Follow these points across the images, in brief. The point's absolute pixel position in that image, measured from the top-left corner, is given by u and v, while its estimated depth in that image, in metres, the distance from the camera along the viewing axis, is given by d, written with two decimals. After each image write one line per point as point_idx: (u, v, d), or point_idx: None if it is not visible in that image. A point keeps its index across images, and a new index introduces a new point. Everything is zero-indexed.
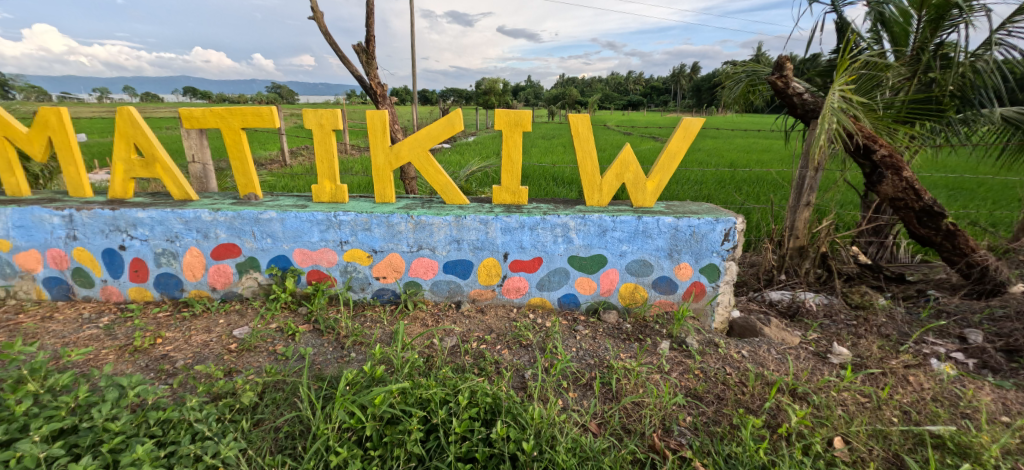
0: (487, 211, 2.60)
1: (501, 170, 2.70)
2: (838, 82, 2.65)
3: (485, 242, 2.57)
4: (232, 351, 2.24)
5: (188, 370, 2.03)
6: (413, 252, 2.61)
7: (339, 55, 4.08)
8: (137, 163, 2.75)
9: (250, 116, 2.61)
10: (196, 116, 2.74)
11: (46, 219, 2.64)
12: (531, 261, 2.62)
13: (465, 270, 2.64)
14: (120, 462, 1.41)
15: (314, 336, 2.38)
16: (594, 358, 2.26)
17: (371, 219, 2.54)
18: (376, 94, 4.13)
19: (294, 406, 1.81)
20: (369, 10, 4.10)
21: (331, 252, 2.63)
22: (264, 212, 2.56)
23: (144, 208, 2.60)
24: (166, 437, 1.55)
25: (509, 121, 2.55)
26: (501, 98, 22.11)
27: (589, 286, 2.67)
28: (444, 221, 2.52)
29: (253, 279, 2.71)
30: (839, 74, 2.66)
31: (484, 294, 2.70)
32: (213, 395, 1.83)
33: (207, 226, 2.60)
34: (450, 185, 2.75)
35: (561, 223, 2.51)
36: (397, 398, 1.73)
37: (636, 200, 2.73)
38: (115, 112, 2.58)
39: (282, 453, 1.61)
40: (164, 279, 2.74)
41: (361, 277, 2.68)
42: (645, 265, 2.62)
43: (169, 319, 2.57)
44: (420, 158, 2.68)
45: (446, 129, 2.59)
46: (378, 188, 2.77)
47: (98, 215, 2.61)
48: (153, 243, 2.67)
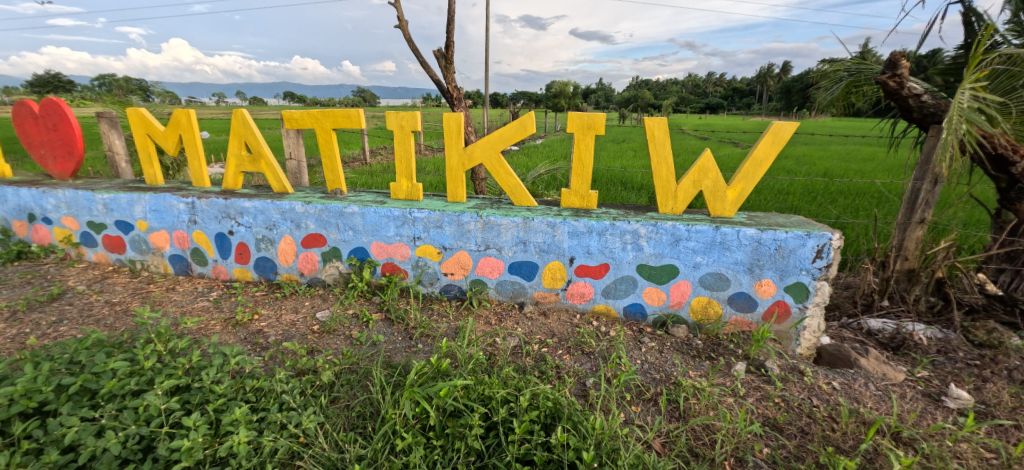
0: (556, 214, 2.59)
1: (572, 174, 2.69)
2: (967, 79, 2.31)
3: (552, 245, 2.56)
4: (315, 332, 2.45)
5: (278, 346, 2.26)
6: (480, 251, 2.67)
7: (420, 60, 4.30)
8: (247, 158, 3.11)
9: (341, 118, 2.84)
10: (296, 118, 3.04)
11: (174, 204, 3.08)
12: (598, 267, 2.56)
13: (530, 272, 2.65)
14: (221, 421, 1.59)
15: (385, 325, 2.53)
16: (659, 373, 2.16)
17: (443, 217, 2.64)
18: (452, 97, 4.30)
19: (366, 388, 1.94)
20: (450, 18, 4.30)
21: (405, 246, 2.77)
22: (348, 206, 2.77)
23: (249, 198, 2.93)
24: (259, 403, 1.73)
25: (583, 125, 2.53)
26: (571, 100, 21.94)
27: (658, 297, 2.55)
28: (512, 222, 2.55)
29: (335, 267, 2.94)
30: (970, 71, 2.33)
31: (548, 297, 2.68)
32: (297, 370, 2.02)
33: (299, 216, 2.87)
34: (519, 187, 2.77)
35: (631, 230, 2.43)
36: (461, 392, 1.78)
37: (714, 209, 2.55)
38: (232, 114, 2.94)
39: (354, 431, 1.72)
40: (262, 263, 3.06)
41: (431, 272, 2.79)
42: (721, 279, 2.45)
43: (264, 298, 2.88)
44: (491, 159, 2.74)
45: (518, 132, 2.62)
46: (451, 187, 2.87)
47: (214, 203, 2.99)
48: (255, 230, 2.99)
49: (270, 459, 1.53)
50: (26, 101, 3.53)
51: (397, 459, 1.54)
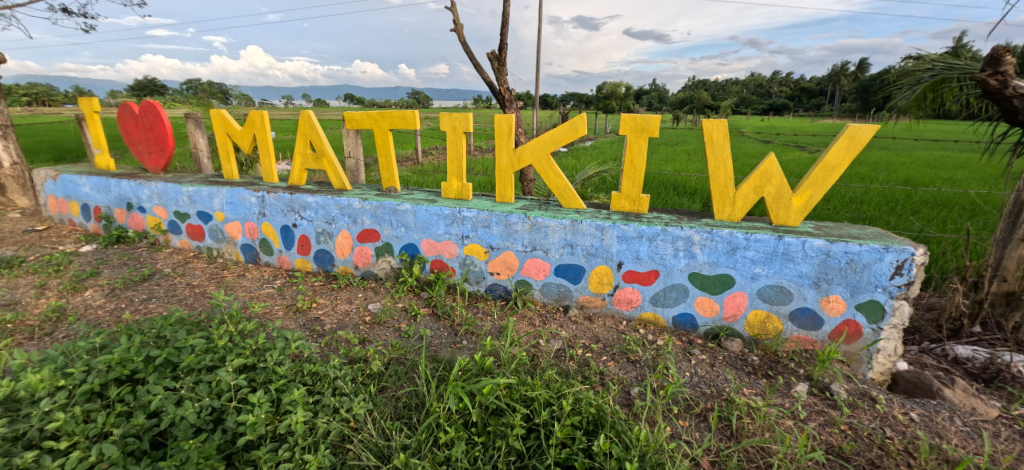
0: (605, 217, 2.54)
1: (623, 177, 2.63)
2: None
3: (600, 249, 2.51)
4: (366, 323, 2.57)
5: (333, 334, 2.39)
6: (527, 252, 2.67)
7: (474, 62, 4.38)
8: (311, 156, 3.32)
9: (398, 119, 2.96)
10: (357, 119, 3.20)
11: (247, 198, 3.35)
12: (647, 274, 2.48)
13: (576, 275, 2.62)
14: (282, 401, 1.71)
15: (432, 320, 2.60)
16: (710, 387, 2.06)
17: (491, 217, 2.67)
18: (504, 99, 4.35)
19: (412, 380, 2.00)
20: (504, 21, 4.35)
21: (453, 244, 2.83)
22: (401, 204, 2.87)
23: (312, 194, 3.12)
24: (315, 386, 1.84)
25: (636, 127, 2.47)
26: (623, 102, 21.46)
27: (711, 308, 2.43)
28: (560, 224, 2.54)
29: (387, 262, 3.06)
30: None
31: (594, 302, 2.64)
32: (350, 358, 2.12)
33: (356, 212, 3.02)
34: (568, 190, 2.75)
35: (684, 236, 2.34)
36: (504, 391, 1.78)
37: (776, 217, 2.40)
38: (299, 116, 3.15)
39: (400, 420, 1.78)
40: (321, 255, 3.25)
41: (477, 271, 2.84)
42: (783, 293, 2.29)
43: (322, 288, 3.05)
44: (541, 161, 2.74)
45: (569, 133, 2.60)
46: (499, 188, 2.90)
47: (282, 198, 3.22)
48: (316, 224, 3.19)
49: (323, 439, 1.62)
50: (128, 103, 3.98)
51: (439, 452, 1.58)
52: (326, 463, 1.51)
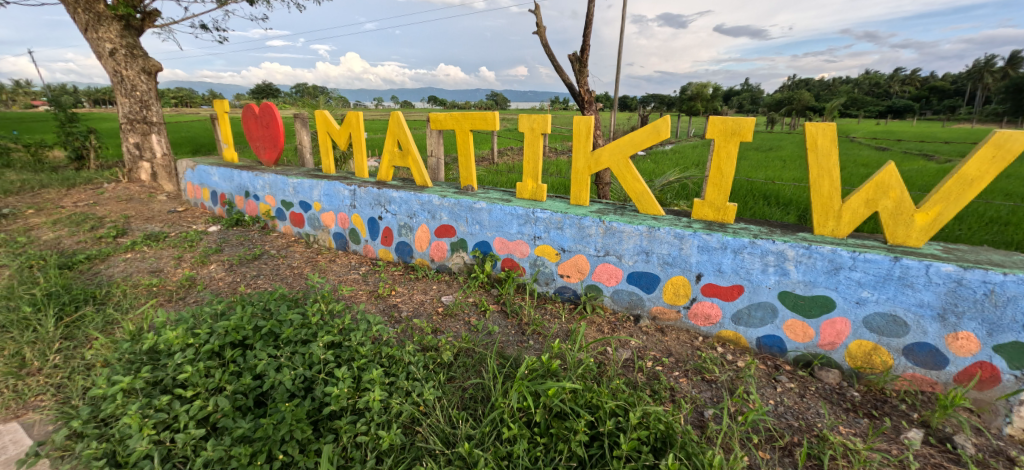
0: (685, 225, 2.41)
1: (708, 183, 2.48)
2: None
3: (678, 258, 2.39)
4: (439, 313, 2.70)
5: (409, 321, 2.55)
6: (599, 256, 2.62)
7: (555, 64, 4.39)
8: (398, 154, 3.55)
9: (479, 121, 3.06)
10: (440, 120, 3.36)
11: (341, 191, 3.68)
12: (729, 288, 2.31)
13: (650, 284, 2.52)
14: (362, 378, 1.84)
15: (500, 317, 2.66)
16: (798, 420, 1.86)
17: (565, 219, 2.66)
18: (583, 101, 4.31)
19: (479, 373, 2.07)
20: (588, 22, 4.31)
21: (525, 244, 2.86)
22: (477, 202, 2.96)
23: (397, 189, 3.34)
24: (391, 368, 1.96)
25: (726, 130, 2.31)
26: (710, 103, 20.12)
27: (805, 333, 2.19)
28: (636, 230, 2.45)
29: (460, 257, 3.18)
30: None
31: (668, 314, 2.51)
32: (423, 345, 2.25)
33: (435, 208, 3.18)
34: (646, 194, 2.65)
35: (775, 251, 2.14)
36: (569, 395, 1.76)
37: (892, 235, 2.11)
38: (390, 116, 3.39)
39: (466, 410, 1.83)
40: (402, 246, 3.47)
41: (547, 272, 2.84)
42: (896, 323, 2.00)
43: (401, 277, 3.26)
44: (619, 164, 2.67)
45: (650, 136, 2.50)
46: (575, 190, 2.88)
47: (370, 192, 3.48)
48: (399, 218, 3.40)
49: (396, 419, 1.73)
50: (251, 105, 4.56)
51: (502, 447, 1.59)
52: (397, 441, 1.61)
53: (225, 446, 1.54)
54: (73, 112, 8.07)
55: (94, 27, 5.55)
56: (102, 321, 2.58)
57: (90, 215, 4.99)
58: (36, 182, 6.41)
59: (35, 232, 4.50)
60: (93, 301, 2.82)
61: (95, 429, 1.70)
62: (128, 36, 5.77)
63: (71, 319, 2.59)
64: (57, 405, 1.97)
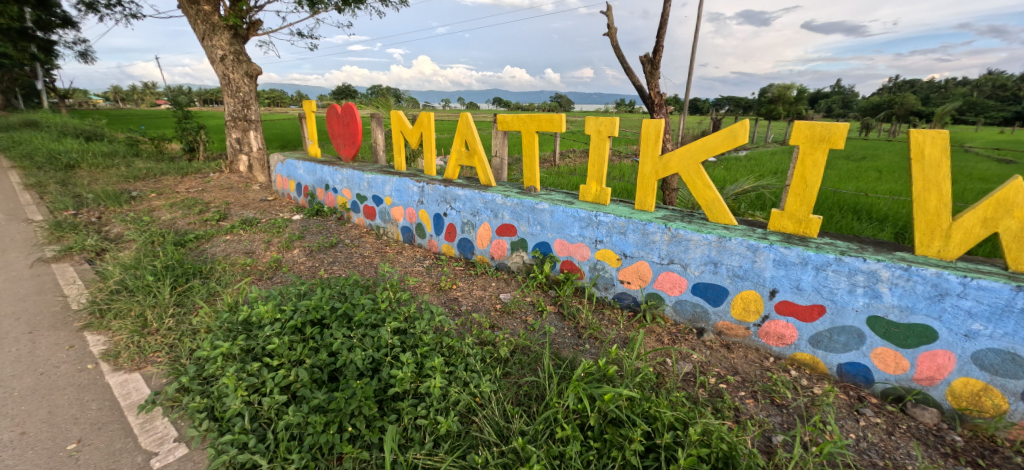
0: (760, 237, 2.26)
1: (789, 193, 2.31)
2: None
3: (750, 272, 2.25)
4: (497, 310, 2.77)
5: (468, 315, 2.64)
6: (663, 264, 2.53)
7: (625, 66, 4.31)
8: (465, 154, 3.68)
9: (546, 122, 3.09)
10: (507, 121, 3.43)
11: (410, 187, 3.88)
12: (808, 308, 2.14)
13: (717, 296, 2.40)
14: (424, 365, 1.94)
15: (557, 318, 2.67)
16: (884, 459, 1.69)
17: (628, 224, 2.61)
18: (653, 103, 4.18)
19: (534, 372, 2.09)
20: (662, 23, 4.17)
21: (586, 247, 2.85)
22: (539, 203, 2.99)
23: (462, 188, 3.47)
24: (451, 358, 2.05)
25: (813, 136, 2.14)
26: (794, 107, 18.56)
27: (898, 364, 1.97)
28: (704, 239, 2.35)
29: (520, 257, 3.23)
30: None
31: (735, 330, 2.38)
32: (481, 339, 2.32)
33: (498, 207, 3.25)
34: (718, 202, 2.52)
35: (866, 270, 1.95)
36: (625, 403, 1.73)
37: (1015, 260, 1.84)
38: (459, 117, 3.51)
39: (520, 406, 1.86)
40: (464, 243, 3.59)
41: (607, 277, 2.80)
42: (1014, 363, 1.75)
43: (462, 273, 3.38)
44: (689, 170, 2.57)
45: (726, 141, 2.37)
46: (640, 195, 2.80)
47: (437, 189, 3.64)
48: (463, 215, 3.53)
49: (453, 406, 1.80)
50: (334, 105, 4.94)
51: (555, 446, 1.60)
52: (454, 428, 1.68)
53: (303, 413, 1.71)
54: (188, 109, 9.22)
55: (209, 36, 6.31)
56: (205, 293, 2.94)
57: (199, 200, 5.69)
58: (158, 170, 7.43)
59: (156, 213, 5.23)
60: (199, 275, 3.23)
61: (199, 386, 1.96)
62: (236, 44, 6.50)
63: (182, 288, 2.99)
64: (169, 362, 2.29)
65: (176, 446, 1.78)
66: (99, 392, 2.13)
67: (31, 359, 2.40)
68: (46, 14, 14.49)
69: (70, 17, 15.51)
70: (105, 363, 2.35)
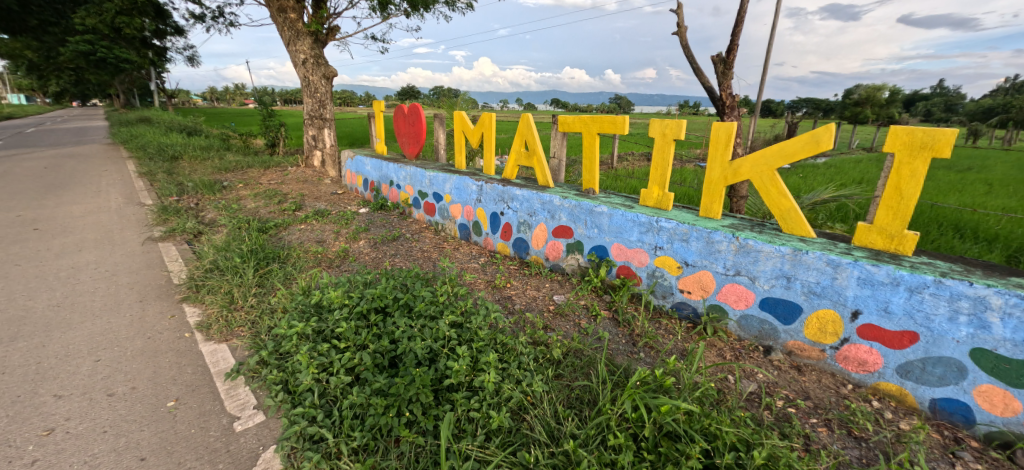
0: (842, 252, 2.08)
1: (879, 204, 2.10)
2: None
3: (828, 289, 2.07)
4: (550, 311, 2.77)
5: (522, 314, 2.66)
6: (728, 275, 2.40)
7: (695, 66, 4.13)
8: (523, 154, 3.71)
9: (608, 124, 3.04)
10: (568, 122, 3.42)
11: (470, 186, 3.98)
12: (896, 334, 1.93)
13: (789, 314, 2.23)
14: (479, 359, 1.99)
15: (611, 324, 2.62)
16: None
17: (692, 231, 2.50)
18: (724, 105, 3.97)
19: (587, 376, 2.07)
20: (738, 21, 3.95)
21: (644, 253, 2.76)
22: (598, 206, 2.95)
23: (520, 188, 3.50)
24: (504, 355, 2.08)
25: (912, 143, 1.93)
26: None
27: (1007, 405, 1.74)
28: (777, 251, 2.19)
29: (575, 259, 3.20)
30: None
31: (808, 351, 2.20)
32: (534, 339, 2.34)
33: (555, 208, 3.25)
34: (794, 212, 2.35)
35: (972, 296, 1.73)
36: (683, 417, 1.66)
37: None
38: (520, 117, 3.55)
39: (571, 409, 1.85)
40: (519, 242, 3.62)
41: (666, 285, 2.70)
42: None
43: (516, 272, 3.41)
44: (762, 176, 2.42)
45: (807, 147, 2.20)
46: (705, 202, 2.68)
47: (496, 189, 3.71)
48: (519, 215, 3.56)
49: (505, 403, 1.83)
50: (402, 105, 5.18)
51: (606, 453, 1.58)
52: (505, 424, 1.71)
53: (366, 395, 1.81)
54: (272, 108, 10.08)
55: (293, 42, 6.86)
56: (283, 276, 3.22)
57: (279, 191, 6.21)
58: (245, 163, 8.21)
59: (243, 201, 5.78)
60: (277, 260, 3.53)
61: (276, 361, 2.15)
62: (316, 48, 7.02)
63: (263, 271, 3.29)
64: (251, 336, 2.53)
65: (255, 413, 1.97)
66: (193, 358, 2.40)
67: (142, 324, 2.75)
68: (161, 24, 16.48)
69: (181, 26, 17.53)
70: (199, 333, 2.64)
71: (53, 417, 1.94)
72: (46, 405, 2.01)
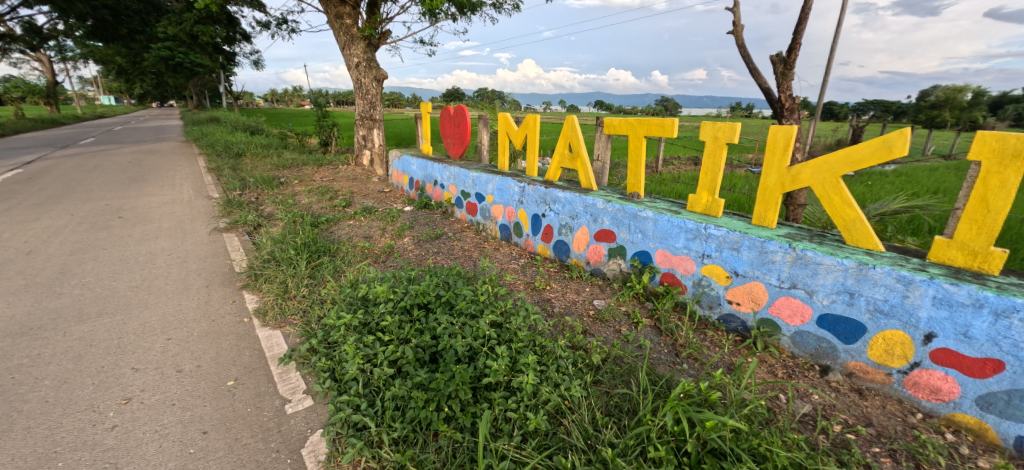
0: (915, 268, 1.91)
1: (961, 218, 1.90)
2: None
3: (898, 309, 1.91)
4: (590, 316, 2.73)
5: (561, 317, 2.64)
6: (782, 288, 2.27)
7: (752, 66, 3.93)
8: (567, 157, 3.68)
9: (656, 127, 2.96)
10: (614, 125, 3.35)
11: (512, 187, 4.00)
12: (977, 361, 1.75)
13: (850, 332, 2.07)
14: (517, 360, 1.99)
15: (653, 332, 2.55)
16: None
17: (744, 240, 2.38)
18: (782, 108, 3.76)
19: (627, 384, 2.02)
20: (801, 18, 3.73)
21: (691, 261, 2.66)
22: (643, 211, 2.87)
23: (563, 190, 3.48)
24: (543, 357, 2.07)
25: (1004, 151, 1.74)
26: None
27: None
28: (839, 264, 2.05)
29: (617, 264, 3.14)
30: None
31: (871, 374, 2.04)
32: (573, 343, 2.32)
33: (598, 212, 3.20)
34: (860, 223, 2.18)
35: None
36: (729, 435, 1.59)
37: None
38: (564, 119, 3.52)
39: (610, 417, 1.81)
40: (560, 245, 3.59)
41: (713, 295, 2.59)
42: None
43: (556, 274, 3.40)
44: (824, 183, 2.26)
45: (877, 153, 2.04)
46: (759, 209, 2.55)
47: (538, 190, 3.71)
48: (561, 217, 3.54)
49: (543, 405, 1.82)
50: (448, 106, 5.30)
51: (646, 465, 1.54)
52: (542, 427, 1.70)
53: (407, 388, 1.86)
54: (327, 109, 10.61)
55: (348, 46, 7.19)
56: (332, 269, 3.37)
57: (330, 188, 6.53)
58: (300, 161, 8.69)
59: (298, 197, 6.12)
60: (328, 253, 3.71)
61: (325, 350, 2.26)
62: (369, 52, 7.31)
63: (315, 263, 3.47)
64: (302, 325, 2.68)
65: (304, 398, 2.07)
66: (251, 342, 2.56)
67: (207, 308, 2.98)
68: (231, 32, 17.76)
69: (248, 33, 18.86)
70: (256, 319, 2.83)
71: (131, 388, 2.14)
72: (125, 377, 2.22)
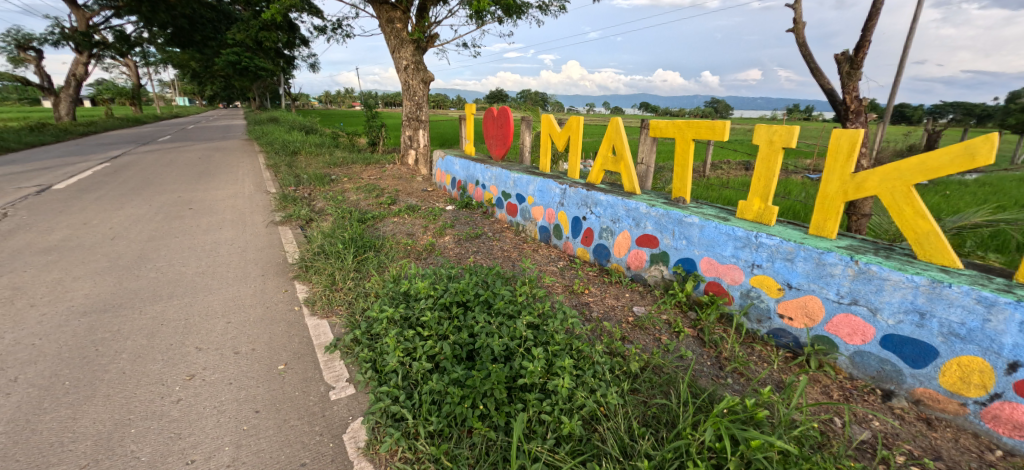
0: (1000, 289, 1.73)
1: None
2: None
3: (976, 333, 1.73)
4: (629, 322, 2.67)
5: (599, 322, 2.60)
6: (841, 304, 2.12)
7: (813, 66, 3.70)
8: (610, 160, 3.62)
9: (706, 130, 2.85)
10: (661, 127, 3.26)
11: (553, 189, 3.98)
12: None
13: (919, 356, 1.90)
14: (554, 363, 1.98)
15: (696, 343, 2.45)
16: None
17: (799, 250, 2.24)
18: (847, 110, 3.51)
19: (666, 396, 1.96)
20: (871, 14, 3.46)
21: (739, 271, 2.54)
22: (689, 216, 2.77)
23: (605, 193, 3.42)
24: (579, 362, 2.05)
25: None
26: None
27: None
28: (908, 281, 1.88)
29: (659, 271, 3.05)
30: None
31: (942, 403, 1.86)
32: (611, 349, 2.27)
33: (641, 216, 3.12)
34: (934, 236, 1.99)
35: None
36: (776, 456, 1.50)
37: None
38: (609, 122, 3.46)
39: (647, 428, 1.77)
40: (600, 249, 3.54)
41: (762, 308, 2.46)
42: None
43: (595, 278, 3.35)
44: (892, 192, 2.09)
45: (957, 161, 1.86)
46: (817, 218, 2.39)
47: (580, 193, 3.67)
48: (602, 220, 3.48)
49: (577, 410, 1.80)
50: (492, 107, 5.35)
51: None
52: (576, 432, 1.68)
53: (443, 384, 1.90)
54: (376, 110, 11.03)
55: (398, 50, 7.45)
56: (376, 264, 3.50)
57: (377, 186, 6.78)
58: (350, 159, 9.09)
59: (347, 194, 6.41)
60: (373, 248, 3.86)
61: (367, 341, 2.35)
62: (417, 55, 7.53)
63: (361, 258, 3.62)
64: (347, 316, 2.80)
65: (347, 386, 2.17)
66: (300, 330, 2.71)
67: (263, 295, 3.18)
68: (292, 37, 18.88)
69: (306, 38, 19.96)
70: (306, 307, 2.99)
71: (194, 365, 2.32)
72: (190, 355, 2.41)
